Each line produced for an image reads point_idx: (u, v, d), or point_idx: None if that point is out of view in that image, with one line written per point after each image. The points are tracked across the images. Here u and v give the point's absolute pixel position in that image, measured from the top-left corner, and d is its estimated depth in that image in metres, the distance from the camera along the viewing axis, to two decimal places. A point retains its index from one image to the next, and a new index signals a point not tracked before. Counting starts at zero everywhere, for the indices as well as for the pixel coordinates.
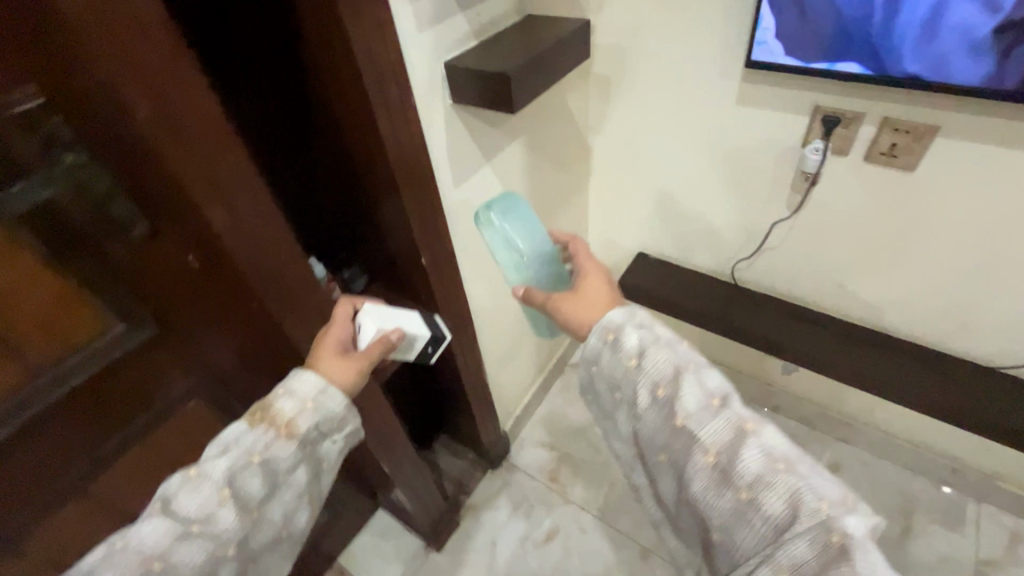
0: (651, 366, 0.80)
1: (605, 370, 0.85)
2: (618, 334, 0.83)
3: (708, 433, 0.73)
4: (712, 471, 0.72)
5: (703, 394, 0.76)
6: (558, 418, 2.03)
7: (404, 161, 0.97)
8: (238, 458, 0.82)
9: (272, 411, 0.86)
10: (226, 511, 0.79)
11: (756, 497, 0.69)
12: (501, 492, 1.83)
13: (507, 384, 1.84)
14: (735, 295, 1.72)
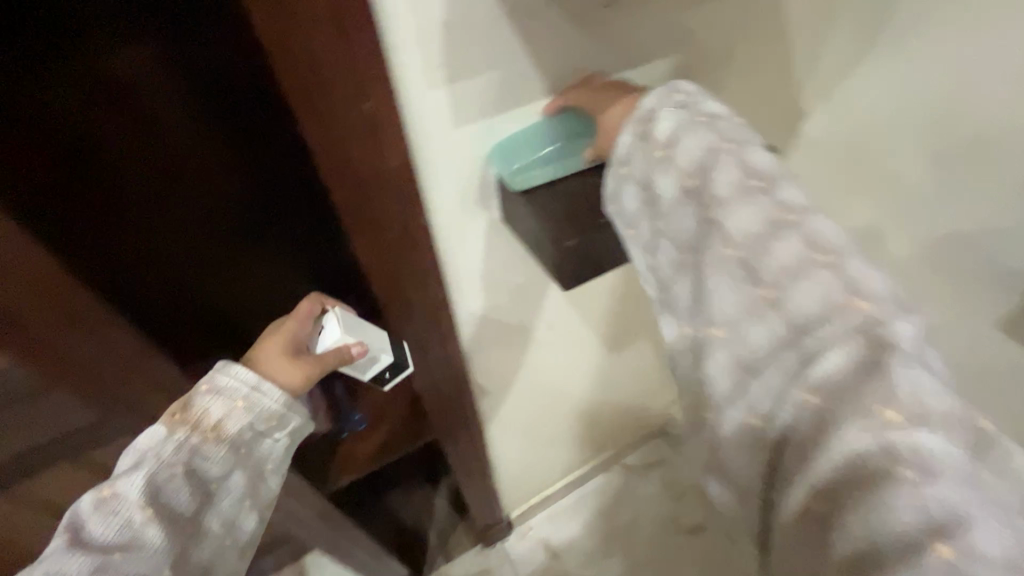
0: (693, 137, 0.41)
1: (624, 175, 0.46)
2: (646, 117, 0.44)
3: (734, 220, 0.37)
4: (731, 268, 0.38)
5: (728, 158, 0.39)
6: (579, 531, 1.51)
7: (420, 245, 0.55)
8: (163, 467, 0.46)
9: (195, 416, 0.48)
10: (153, 530, 0.44)
11: (782, 302, 0.35)
12: None
13: (529, 478, 1.38)
14: None
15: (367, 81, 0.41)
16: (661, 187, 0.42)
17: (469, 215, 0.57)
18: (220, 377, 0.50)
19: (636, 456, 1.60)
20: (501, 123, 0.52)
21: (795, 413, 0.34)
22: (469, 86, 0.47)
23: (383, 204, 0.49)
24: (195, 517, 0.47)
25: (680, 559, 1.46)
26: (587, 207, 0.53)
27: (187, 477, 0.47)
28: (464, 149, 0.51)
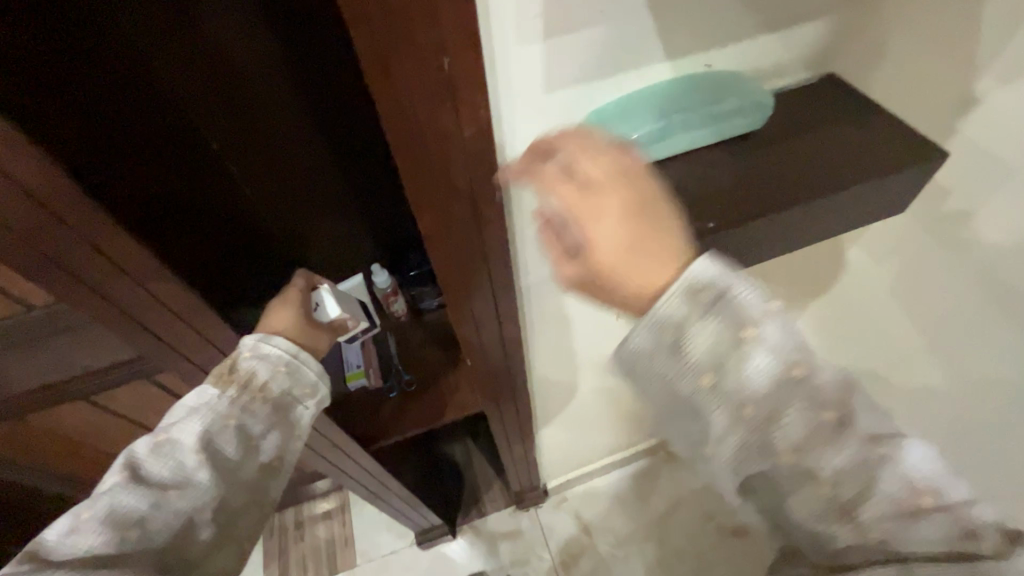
0: (752, 358, 0.31)
1: (641, 373, 0.35)
2: (675, 327, 0.32)
3: (820, 460, 0.30)
4: (818, 508, 0.31)
5: (778, 359, 0.31)
6: (614, 511, 1.48)
7: (486, 220, 0.49)
8: (216, 419, 0.45)
9: (242, 377, 0.47)
10: (204, 474, 0.44)
11: (884, 534, 0.30)
12: (509, 539, 1.47)
13: (570, 453, 1.34)
14: None
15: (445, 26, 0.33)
16: (721, 415, 0.32)
17: (547, 192, 0.50)
18: (263, 345, 0.48)
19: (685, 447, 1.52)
20: (598, 91, 0.42)
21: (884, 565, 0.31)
22: (569, 42, 0.38)
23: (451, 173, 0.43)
24: (239, 470, 0.46)
25: (719, 562, 1.39)
26: (696, 202, 0.42)
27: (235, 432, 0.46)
28: (553, 117, 0.43)
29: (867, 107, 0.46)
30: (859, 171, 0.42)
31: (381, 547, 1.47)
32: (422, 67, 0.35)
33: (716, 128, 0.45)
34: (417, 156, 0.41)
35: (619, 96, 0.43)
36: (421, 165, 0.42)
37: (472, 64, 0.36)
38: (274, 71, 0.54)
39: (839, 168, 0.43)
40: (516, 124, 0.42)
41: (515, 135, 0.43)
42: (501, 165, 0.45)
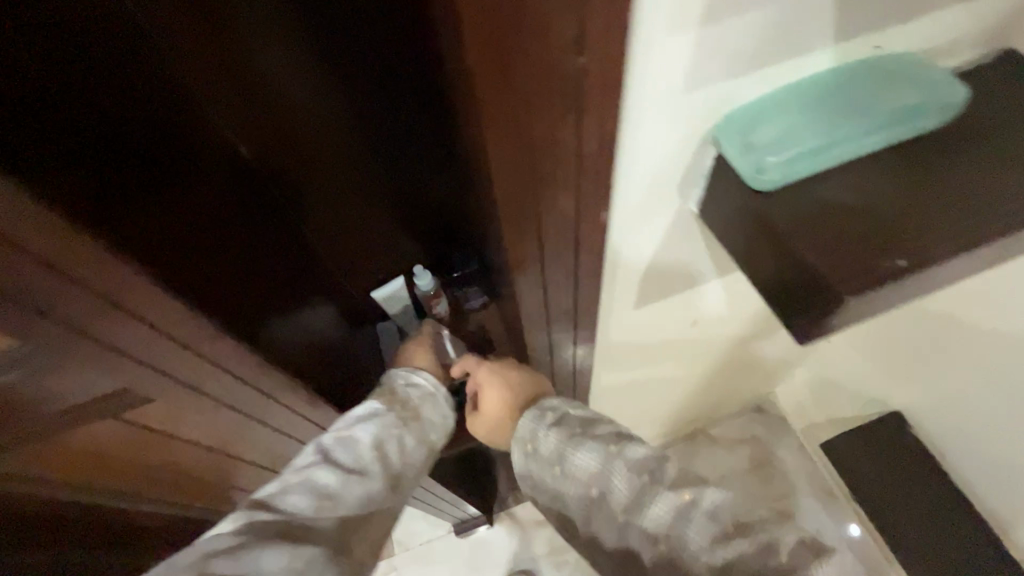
0: (572, 452, 0.49)
1: (536, 484, 0.53)
2: (532, 438, 0.53)
3: (616, 496, 0.44)
4: (633, 533, 0.43)
5: (597, 443, 0.48)
6: None
7: (581, 243, 0.41)
8: (388, 426, 0.45)
9: (401, 397, 0.48)
10: (377, 468, 0.43)
11: (676, 549, 0.40)
12: (546, 526, 1.44)
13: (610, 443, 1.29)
14: None
15: (581, 23, 0.25)
16: (568, 490, 0.49)
17: (655, 207, 0.41)
18: (414, 376, 0.50)
19: (723, 428, 1.48)
20: (743, 88, 0.33)
21: None
22: (725, 32, 0.29)
23: (555, 197, 0.35)
24: (395, 476, 0.44)
25: None
26: (877, 231, 0.32)
27: (400, 440, 0.45)
28: (683, 121, 0.34)
29: None
30: None
31: (417, 536, 1.45)
32: (549, 80, 0.27)
33: (881, 135, 0.35)
34: (522, 185, 0.33)
35: (765, 92, 0.34)
36: (525, 194, 0.34)
37: (605, 68, 0.28)
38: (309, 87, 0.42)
39: None
40: (638, 133, 0.34)
41: (633, 147, 0.35)
42: (613, 182, 0.36)
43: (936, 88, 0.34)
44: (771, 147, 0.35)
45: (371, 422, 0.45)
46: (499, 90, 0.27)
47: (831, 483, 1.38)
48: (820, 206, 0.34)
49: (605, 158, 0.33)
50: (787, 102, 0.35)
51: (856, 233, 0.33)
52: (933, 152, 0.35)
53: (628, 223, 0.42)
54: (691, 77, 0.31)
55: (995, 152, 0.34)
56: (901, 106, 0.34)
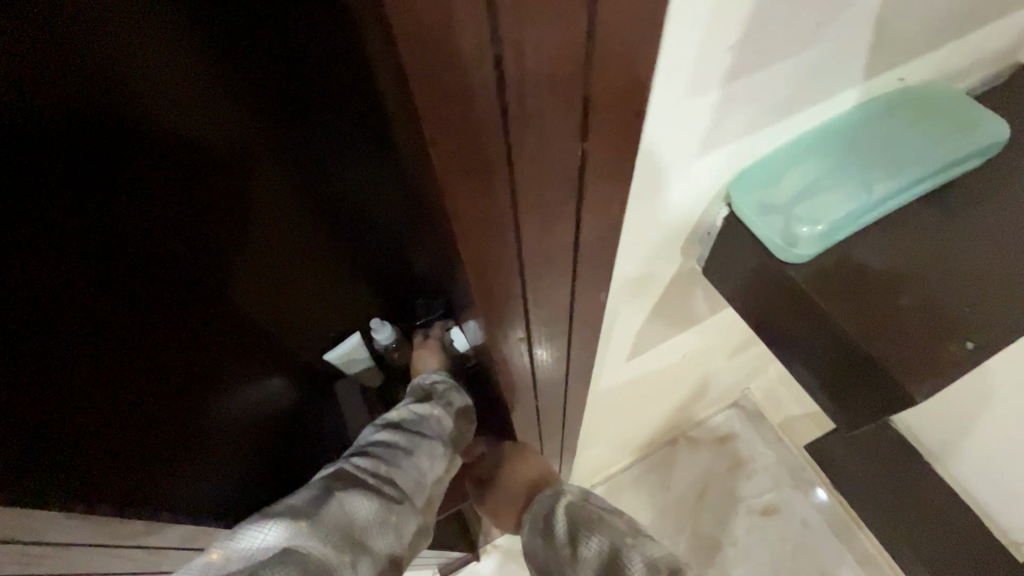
0: (584, 539, 0.59)
1: (545, 561, 0.63)
2: (549, 520, 0.63)
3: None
4: None
5: (605, 535, 0.58)
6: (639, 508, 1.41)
7: (577, 324, 0.34)
8: (431, 417, 0.44)
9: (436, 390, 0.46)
10: (424, 454, 0.43)
11: None
12: None
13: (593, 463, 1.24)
14: None
15: (587, 105, 0.18)
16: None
17: (656, 270, 0.35)
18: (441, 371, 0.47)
19: (700, 429, 1.46)
20: (765, 140, 0.28)
21: None
22: (756, 85, 0.23)
23: (550, 288, 0.28)
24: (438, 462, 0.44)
25: (755, 544, 1.36)
26: (928, 305, 0.28)
27: (451, 414, 0.45)
28: (694, 185, 0.28)
29: None
30: None
31: None
32: (546, 176, 0.20)
33: (927, 176, 0.29)
34: (513, 284, 0.26)
35: (787, 140, 0.28)
36: (519, 290, 0.27)
37: (614, 149, 0.21)
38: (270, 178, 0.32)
39: None
40: (644, 202, 0.27)
41: (635, 217, 0.28)
42: (615, 259, 0.30)
43: (964, 120, 0.30)
44: (794, 207, 0.29)
45: (414, 413, 0.44)
46: (477, 184, 0.19)
47: (810, 470, 1.40)
48: (860, 275, 0.29)
49: (608, 242, 0.27)
50: (805, 153, 0.29)
51: (910, 313, 0.28)
52: (971, 199, 0.30)
53: (625, 288, 0.36)
54: (710, 137, 0.25)
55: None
56: (931, 144, 0.29)
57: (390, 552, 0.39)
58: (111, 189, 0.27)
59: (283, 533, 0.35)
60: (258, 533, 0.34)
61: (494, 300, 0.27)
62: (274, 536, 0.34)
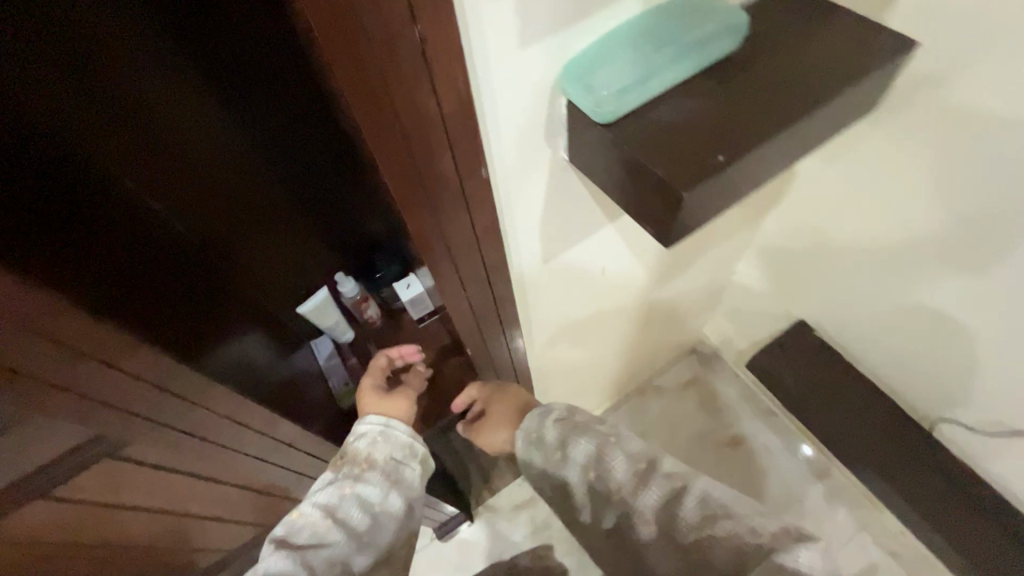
0: (576, 441, 0.70)
1: (540, 461, 0.75)
2: (540, 429, 0.74)
3: (610, 462, 0.66)
4: (621, 489, 0.64)
5: (591, 436, 0.69)
6: None
7: (470, 196, 0.44)
8: (332, 491, 0.64)
9: (351, 456, 0.67)
10: (326, 524, 0.62)
11: (642, 489, 0.62)
12: (524, 507, 1.48)
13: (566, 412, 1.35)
14: (908, 431, 1.03)
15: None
16: (564, 474, 0.71)
17: (528, 157, 0.47)
18: (358, 430, 0.68)
19: (664, 375, 1.59)
20: (574, 37, 0.39)
21: (682, 506, 0.60)
22: None
23: (432, 148, 0.38)
24: (347, 525, 0.62)
25: (724, 473, 1.46)
26: (701, 136, 0.39)
27: (349, 486, 0.64)
28: (529, 81, 0.40)
29: (834, 8, 0.45)
30: (840, 71, 0.42)
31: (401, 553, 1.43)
32: (395, 41, 0.31)
33: (699, 60, 0.42)
34: (405, 161, 0.38)
35: (592, 39, 0.40)
36: (410, 167, 0.38)
37: (443, 27, 0.32)
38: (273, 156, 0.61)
39: (824, 70, 0.42)
40: (493, 95, 0.39)
41: (490, 108, 0.40)
42: (483, 143, 0.41)
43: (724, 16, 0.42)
44: (605, 84, 0.40)
45: (322, 491, 0.64)
46: (345, 41, 0.29)
47: (767, 402, 1.51)
48: (656, 124, 0.40)
49: (469, 117, 0.38)
50: (608, 46, 0.41)
51: (687, 140, 0.39)
52: (735, 68, 0.42)
53: (508, 176, 0.47)
54: (526, 30, 0.36)
55: (778, 59, 0.42)
56: (698, 32, 0.42)
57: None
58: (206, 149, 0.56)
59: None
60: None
61: (390, 158, 0.37)
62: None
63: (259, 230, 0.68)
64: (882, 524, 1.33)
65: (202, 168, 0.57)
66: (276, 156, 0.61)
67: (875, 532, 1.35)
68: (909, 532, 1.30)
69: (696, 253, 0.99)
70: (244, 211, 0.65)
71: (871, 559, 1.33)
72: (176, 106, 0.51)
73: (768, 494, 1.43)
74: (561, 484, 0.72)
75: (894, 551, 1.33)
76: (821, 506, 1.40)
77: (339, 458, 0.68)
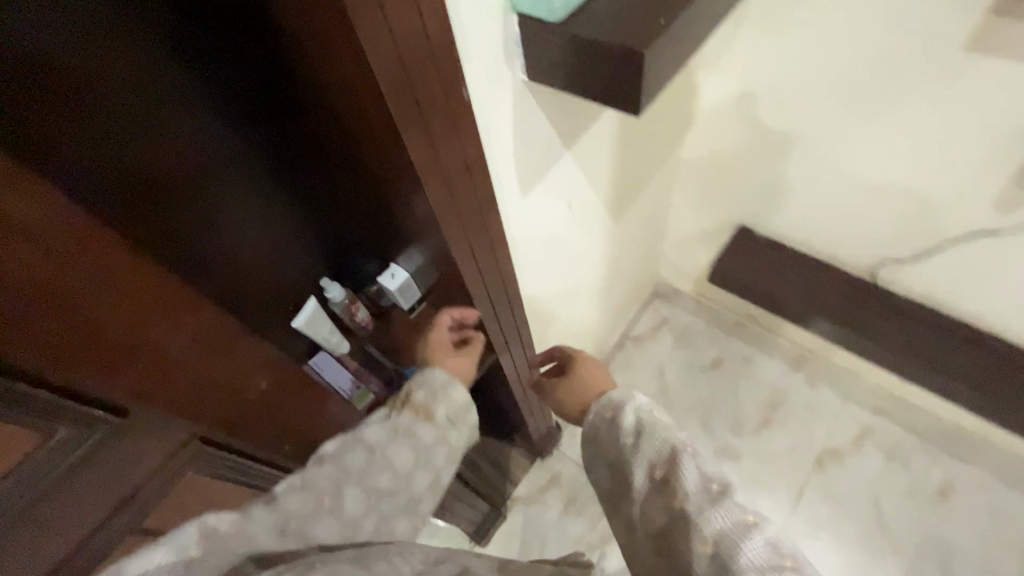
0: (651, 440, 0.70)
1: (597, 442, 0.78)
2: (616, 410, 0.75)
3: (687, 472, 0.66)
4: (693, 495, 0.63)
5: (669, 439, 0.69)
6: None
7: (456, 124, 0.49)
8: (387, 431, 0.66)
9: (414, 401, 0.68)
10: (373, 458, 0.64)
11: (719, 498, 0.62)
12: (551, 486, 1.50)
13: None
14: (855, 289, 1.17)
15: None
16: (628, 461, 0.72)
17: (496, 84, 0.52)
18: (427, 375, 0.70)
19: (638, 324, 1.68)
20: None
21: (739, 530, 0.60)
22: None
23: (420, 72, 0.43)
24: (391, 465, 0.65)
25: (717, 392, 1.56)
26: (640, 12, 0.46)
27: (400, 430, 0.67)
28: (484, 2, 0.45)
29: None
30: None
31: None
32: None
33: None
34: (402, 78, 0.42)
35: None
36: (406, 83, 0.42)
37: None
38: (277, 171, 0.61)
39: None
40: (461, 12, 0.44)
41: (461, 25, 0.45)
42: (460, 62, 0.46)
43: None
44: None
45: (377, 428, 0.66)
46: None
47: (733, 317, 1.63)
48: (602, 13, 0.47)
49: (445, 40, 0.43)
50: None
51: (630, 17, 0.46)
52: None
53: (484, 105, 0.52)
54: None
55: None
56: None
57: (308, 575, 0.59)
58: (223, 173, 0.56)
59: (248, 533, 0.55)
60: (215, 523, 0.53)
61: (388, 86, 0.41)
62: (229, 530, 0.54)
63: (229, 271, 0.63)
64: (861, 388, 1.47)
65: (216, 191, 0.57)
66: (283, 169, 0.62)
67: (859, 398, 1.49)
68: (885, 386, 1.45)
69: (638, 185, 1.08)
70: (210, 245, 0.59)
71: (863, 422, 1.46)
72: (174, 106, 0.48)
73: (760, 397, 1.54)
74: (614, 473, 0.74)
75: (879, 409, 1.46)
76: (808, 392, 1.52)
77: (397, 396, 0.69)
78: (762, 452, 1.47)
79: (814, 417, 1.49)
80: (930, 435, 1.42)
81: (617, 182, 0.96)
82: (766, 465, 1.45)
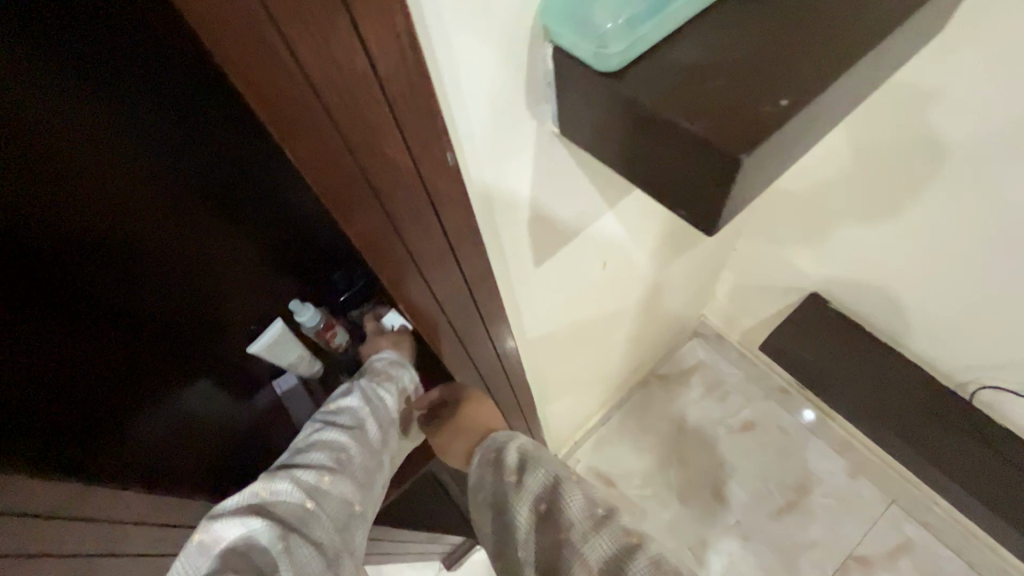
0: (532, 473, 0.56)
1: (476, 486, 0.61)
2: (498, 452, 0.60)
3: (568, 497, 0.52)
4: (576, 516, 0.51)
5: (547, 470, 0.56)
6: (627, 452, 1.41)
7: (430, 202, 0.34)
8: (355, 402, 0.53)
9: (374, 372, 0.56)
10: (348, 441, 0.51)
11: (608, 516, 0.50)
12: None
13: (569, 418, 1.24)
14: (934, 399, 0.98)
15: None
16: (509, 503, 0.56)
17: (509, 138, 0.37)
18: (380, 358, 0.57)
19: (667, 363, 1.49)
20: None
21: (613, 544, 0.48)
22: None
23: (363, 137, 0.28)
24: (371, 442, 0.53)
25: (742, 460, 1.38)
26: (748, 78, 0.30)
27: (375, 393, 0.55)
28: (499, 29, 0.30)
29: None
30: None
31: None
32: None
33: None
34: (335, 144, 0.27)
35: None
36: (341, 153, 0.28)
37: None
38: (243, 195, 0.48)
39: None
40: (448, 38, 0.28)
41: (452, 60, 0.29)
42: (447, 112, 0.31)
43: None
44: (609, 47, 0.31)
45: (346, 400, 0.53)
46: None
47: (777, 379, 1.43)
48: (683, 70, 0.31)
49: (424, 91, 0.28)
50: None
51: (731, 85, 0.30)
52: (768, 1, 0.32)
53: (488, 162, 0.37)
54: None
55: None
56: None
57: (354, 554, 0.48)
58: (155, 173, 0.42)
59: (270, 526, 0.43)
60: (231, 522, 0.43)
61: (312, 157, 0.27)
62: (251, 527, 0.43)
63: (132, 297, 0.49)
64: (908, 491, 1.27)
65: (148, 194, 0.43)
66: (252, 196, 0.48)
67: (904, 503, 1.29)
68: (940, 499, 1.24)
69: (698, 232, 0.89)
70: (127, 254, 0.45)
71: (902, 532, 1.27)
72: (97, 67, 0.35)
73: (788, 477, 1.35)
74: (494, 523, 0.58)
75: (925, 522, 1.26)
76: (845, 481, 1.33)
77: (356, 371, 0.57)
78: (778, 539, 1.29)
79: (846, 513, 1.30)
80: (978, 567, 1.22)
81: (672, 232, 0.78)
82: (779, 555, 1.28)
